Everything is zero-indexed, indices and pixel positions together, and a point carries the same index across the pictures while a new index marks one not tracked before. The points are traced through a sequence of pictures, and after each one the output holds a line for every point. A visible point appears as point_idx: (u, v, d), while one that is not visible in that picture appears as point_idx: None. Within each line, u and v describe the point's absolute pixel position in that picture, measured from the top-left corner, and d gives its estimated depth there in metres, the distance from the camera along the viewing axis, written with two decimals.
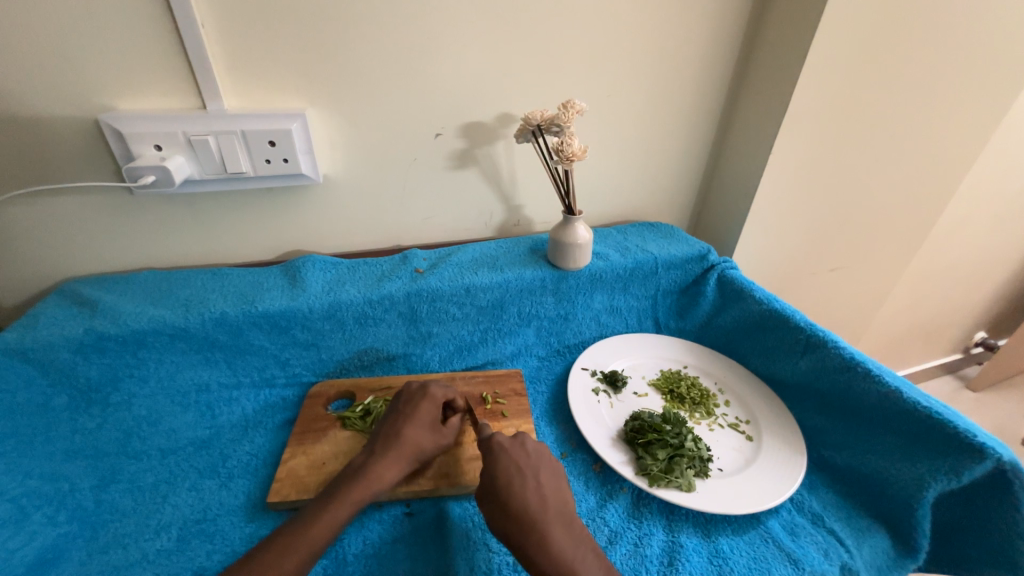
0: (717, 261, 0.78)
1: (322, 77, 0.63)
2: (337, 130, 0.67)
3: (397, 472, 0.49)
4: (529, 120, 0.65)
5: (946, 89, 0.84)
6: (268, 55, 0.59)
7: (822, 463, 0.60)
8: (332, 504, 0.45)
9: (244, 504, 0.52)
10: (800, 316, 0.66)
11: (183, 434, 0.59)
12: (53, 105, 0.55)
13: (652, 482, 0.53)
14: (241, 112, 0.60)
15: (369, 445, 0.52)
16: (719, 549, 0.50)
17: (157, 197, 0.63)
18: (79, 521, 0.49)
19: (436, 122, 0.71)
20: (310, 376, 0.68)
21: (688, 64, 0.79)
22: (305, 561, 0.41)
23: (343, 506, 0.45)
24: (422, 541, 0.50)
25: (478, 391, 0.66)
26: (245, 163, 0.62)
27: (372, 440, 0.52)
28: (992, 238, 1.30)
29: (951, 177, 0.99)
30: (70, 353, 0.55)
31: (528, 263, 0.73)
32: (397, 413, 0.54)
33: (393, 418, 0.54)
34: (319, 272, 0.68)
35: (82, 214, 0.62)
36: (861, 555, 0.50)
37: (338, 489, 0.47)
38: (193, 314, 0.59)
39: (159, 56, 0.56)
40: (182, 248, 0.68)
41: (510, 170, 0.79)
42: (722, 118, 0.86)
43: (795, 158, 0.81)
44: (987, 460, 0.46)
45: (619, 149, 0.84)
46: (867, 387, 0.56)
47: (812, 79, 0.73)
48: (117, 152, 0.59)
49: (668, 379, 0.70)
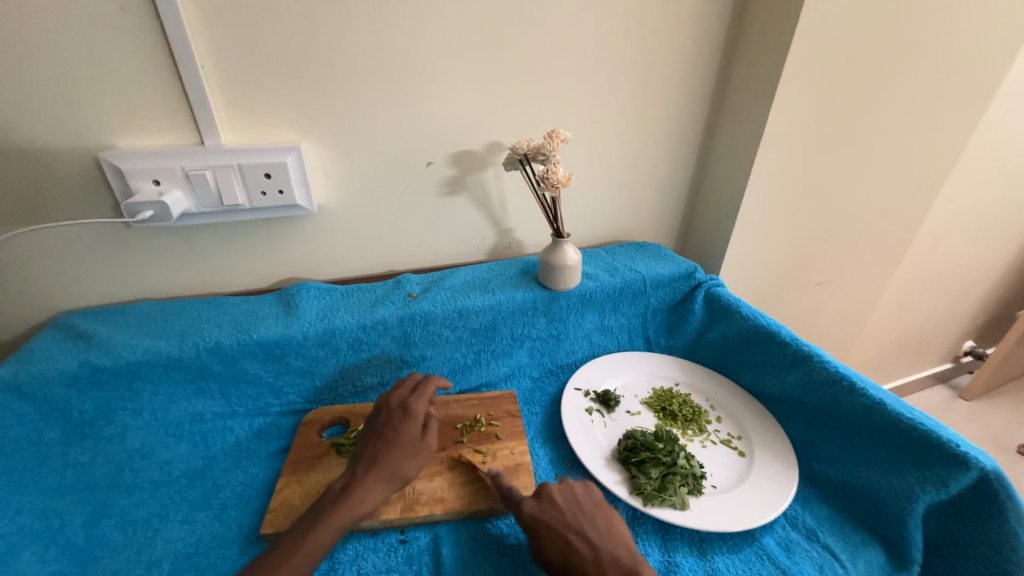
0: (704, 279, 0.80)
1: (317, 112, 0.65)
2: (332, 161, 0.69)
3: (380, 494, 0.49)
4: (516, 148, 0.67)
5: (911, 112, 0.89)
6: (266, 92, 0.62)
7: (813, 477, 0.60)
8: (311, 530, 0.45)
9: (237, 536, 0.52)
10: (785, 331, 0.68)
11: (176, 465, 0.59)
12: (57, 143, 0.57)
13: (647, 501, 0.54)
14: (238, 147, 0.62)
15: (351, 466, 0.51)
16: (715, 568, 0.50)
17: (154, 229, 0.65)
18: (69, 558, 0.49)
19: (427, 150, 0.74)
20: (303, 404, 0.68)
21: (667, 92, 0.83)
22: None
23: (329, 530, 0.45)
24: (418, 569, 0.49)
25: (472, 413, 0.67)
26: (242, 195, 0.64)
27: (354, 460, 0.52)
28: (970, 250, 1.34)
29: (924, 194, 1.04)
30: (64, 386, 0.55)
31: (519, 285, 0.75)
32: (381, 434, 0.54)
33: (377, 439, 0.53)
34: (313, 299, 0.69)
35: (81, 248, 0.63)
36: (856, 570, 0.50)
37: (323, 512, 0.47)
38: (188, 344, 0.59)
39: (161, 96, 0.58)
40: (178, 279, 0.69)
41: (500, 194, 0.81)
42: (702, 142, 0.90)
43: (773, 178, 0.85)
44: (972, 470, 0.47)
45: (605, 172, 0.87)
46: (853, 400, 0.58)
47: (784, 104, 0.77)
48: (115, 187, 0.60)
49: (660, 397, 0.71)
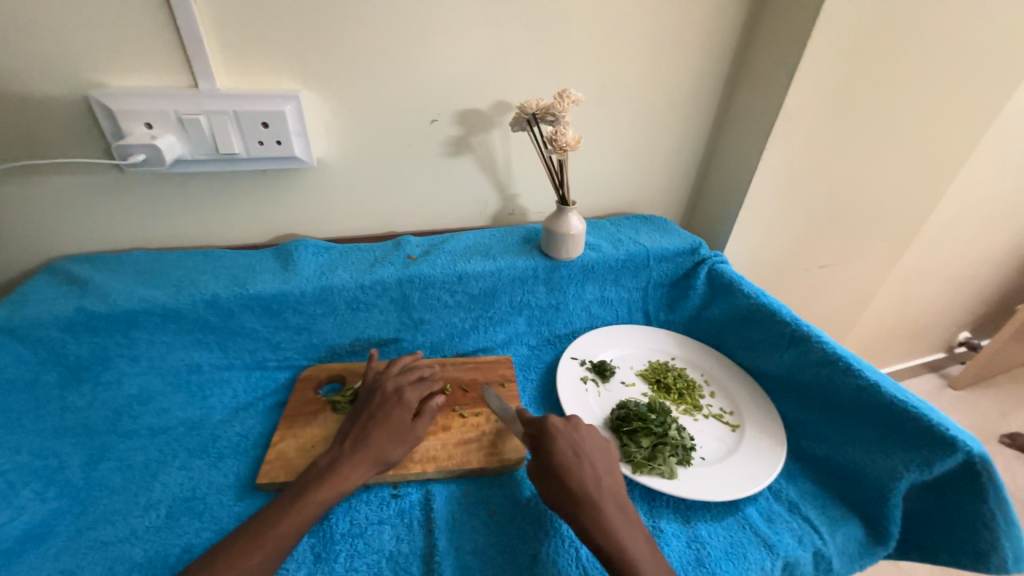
0: (708, 255, 0.79)
1: (316, 60, 0.62)
2: (332, 114, 0.66)
3: (364, 474, 0.49)
4: (524, 108, 0.65)
5: (939, 91, 0.84)
6: (261, 37, 0.59)
7: (800, 453, 0.61)
8: (395, 438, 0.52)
9: (234, 483, 0.53)
10: (786, 311, 0.68)
11: (174, 414, 0.59)
12: (41, 80, 0.54)
13: (636, 469, 0.55)
14: (234, 92, 0.59)
15: (337, 442, 0.51)
16: (697, 534, 0.51)
17: (146, 175, 0.62)
18: (68, 496, 0.50)
19: (430, 108, 0.70)
20: (300, 359, 0.68)
21: (684, 56, 0.78)
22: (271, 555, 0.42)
23: (311, 504, 0.45)
24: (409, 523, 0.51)
25: (492, 377, 0.68)
26: (238, 143, 0.61)
27: (343, 438, 0.51)
28: (978, 240, 1.32)
29: (941, 180, 1.00)
30: (59, 331, 0.55)
31: (521, 253, 0.74)
32: (369, 415, 0.53)
33: (364, 420, 0.53)
34: (311, 256, 0.68)
35: (68, 192, 0.61)
36: (833, 541, 0.52)
37: (307, 487, 0.46)
38: (184, 295, 0.59)
39: (150, 33, 0.55)
40: (174, 230, 0.68)
41: (505, 158, 0.79)
42: (717, 114, 0.86)
43: (788, 155, 0.82)
44: (959, 452, 0.47)
45: (615, 142, 0.84)
46: (847, 380, 0.58)
47: (807, 76, 0.73)
48: (105, 128, 0.58)
49: (655, 369, 0.71)
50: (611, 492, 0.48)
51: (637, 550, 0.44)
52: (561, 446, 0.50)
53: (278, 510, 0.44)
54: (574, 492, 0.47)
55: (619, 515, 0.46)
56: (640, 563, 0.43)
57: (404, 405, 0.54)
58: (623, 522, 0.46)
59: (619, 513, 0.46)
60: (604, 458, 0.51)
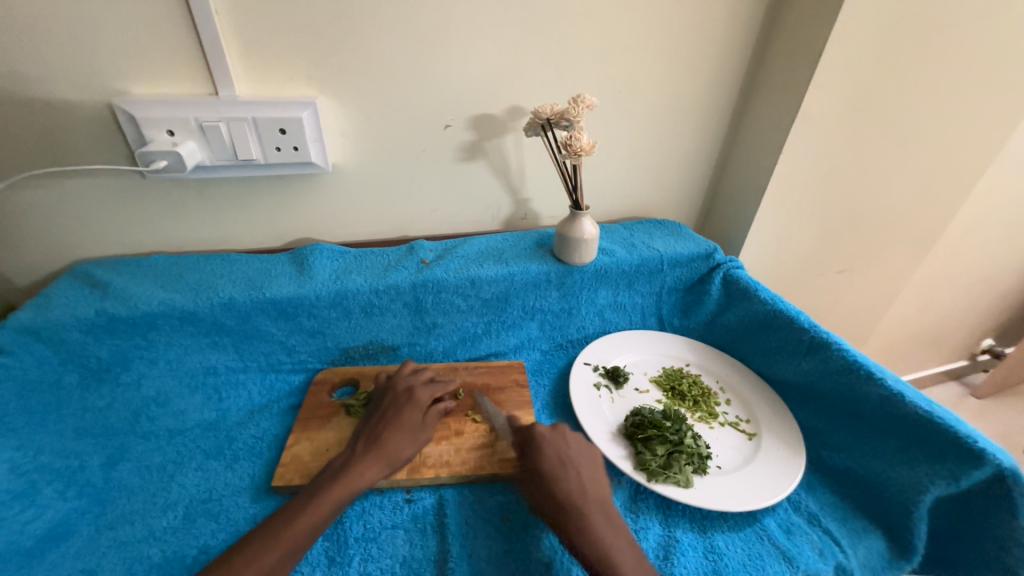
0: (723, 260, 0.78)
1: (333, 67, 0.63)
2: (347, 120, 0.67)
3: (378, 472, 0.48)
4: (539, 113, 0.65)
5: (962, 93, 0.82)
6: (280, 45, 0.60)
7: (820, 463, 0.60)
8: (407, 436, 0.52)
9: (249, 485, 0.54)
10: (804, 317, 0.66)
11: (191, 415, 0.60)
12: (68, 88, 0.55)
13: (650, 477, 0.54)
14: (253, 99, 0.60)
15: (351, 442, 0.51)
16: (714, 545, 0.50)
17: (167, 180, 0.64)
18: (89, 496, 0.51)
19: (445, 113, 0.71)
20: (314, 363, 0.68)
21: (699, 59, 0.78)
22: (286, 554, 0.42)
23: (325, 502, 0.45)
24: (422, 528, 0.51)
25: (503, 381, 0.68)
26: (256, 149, 0.62)
27: (356, 438, 0.52)
28: (1002, 246, 1.28)
29: (963, 183, 0.98)
30: (81, 333, 0.56)
31: (534, 257, 0.74)
32: (381, 415, 0.54)
33: (377, 419, 0.53)
34: (325, 260, 0.69)
35: (92, 197, 0.63)
36: (856, 556, 0.50)
37: (321, 485, 0.46)
38: (202, 298, 0.60)
39: (173, 42, 0.56)
40: (192, 234, 0.69)
41: (518, 163, 0.79)
42: (732, 117, 0.85)
43: (805, 159, 0.81)
44: (987, 465, 0.46)
45: (629, 146, 0.84)
46: (869, 390, 0.56)
47: (825, 79, 0.72)
48: (129, 136, 0.59)
49: (669, 376, 0.70)
50: (597, 500, 0.47)
51: (621, 556, 0.43)
52: (546, 453, 0.51)
53: (292, 511, 0.44)
54: (559, 499, 0.47)
55: (605, 522, 0.46)
56: (619, 562, 0.43)
57: (415, 404, 0.55)
58: (609, 530, 0.45)
59: (605, 521, 0.46)
60: (591, 462, 0.51)
